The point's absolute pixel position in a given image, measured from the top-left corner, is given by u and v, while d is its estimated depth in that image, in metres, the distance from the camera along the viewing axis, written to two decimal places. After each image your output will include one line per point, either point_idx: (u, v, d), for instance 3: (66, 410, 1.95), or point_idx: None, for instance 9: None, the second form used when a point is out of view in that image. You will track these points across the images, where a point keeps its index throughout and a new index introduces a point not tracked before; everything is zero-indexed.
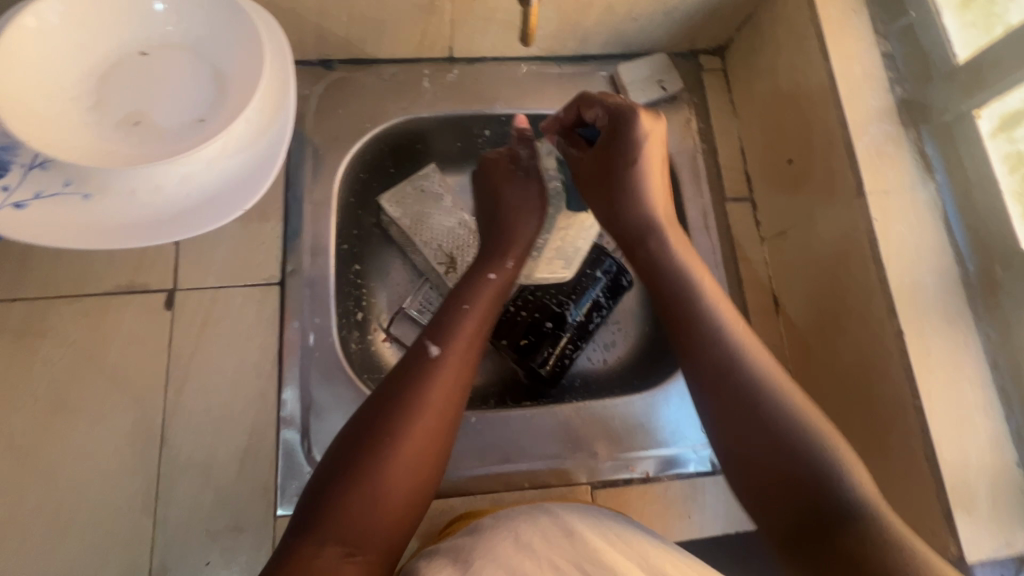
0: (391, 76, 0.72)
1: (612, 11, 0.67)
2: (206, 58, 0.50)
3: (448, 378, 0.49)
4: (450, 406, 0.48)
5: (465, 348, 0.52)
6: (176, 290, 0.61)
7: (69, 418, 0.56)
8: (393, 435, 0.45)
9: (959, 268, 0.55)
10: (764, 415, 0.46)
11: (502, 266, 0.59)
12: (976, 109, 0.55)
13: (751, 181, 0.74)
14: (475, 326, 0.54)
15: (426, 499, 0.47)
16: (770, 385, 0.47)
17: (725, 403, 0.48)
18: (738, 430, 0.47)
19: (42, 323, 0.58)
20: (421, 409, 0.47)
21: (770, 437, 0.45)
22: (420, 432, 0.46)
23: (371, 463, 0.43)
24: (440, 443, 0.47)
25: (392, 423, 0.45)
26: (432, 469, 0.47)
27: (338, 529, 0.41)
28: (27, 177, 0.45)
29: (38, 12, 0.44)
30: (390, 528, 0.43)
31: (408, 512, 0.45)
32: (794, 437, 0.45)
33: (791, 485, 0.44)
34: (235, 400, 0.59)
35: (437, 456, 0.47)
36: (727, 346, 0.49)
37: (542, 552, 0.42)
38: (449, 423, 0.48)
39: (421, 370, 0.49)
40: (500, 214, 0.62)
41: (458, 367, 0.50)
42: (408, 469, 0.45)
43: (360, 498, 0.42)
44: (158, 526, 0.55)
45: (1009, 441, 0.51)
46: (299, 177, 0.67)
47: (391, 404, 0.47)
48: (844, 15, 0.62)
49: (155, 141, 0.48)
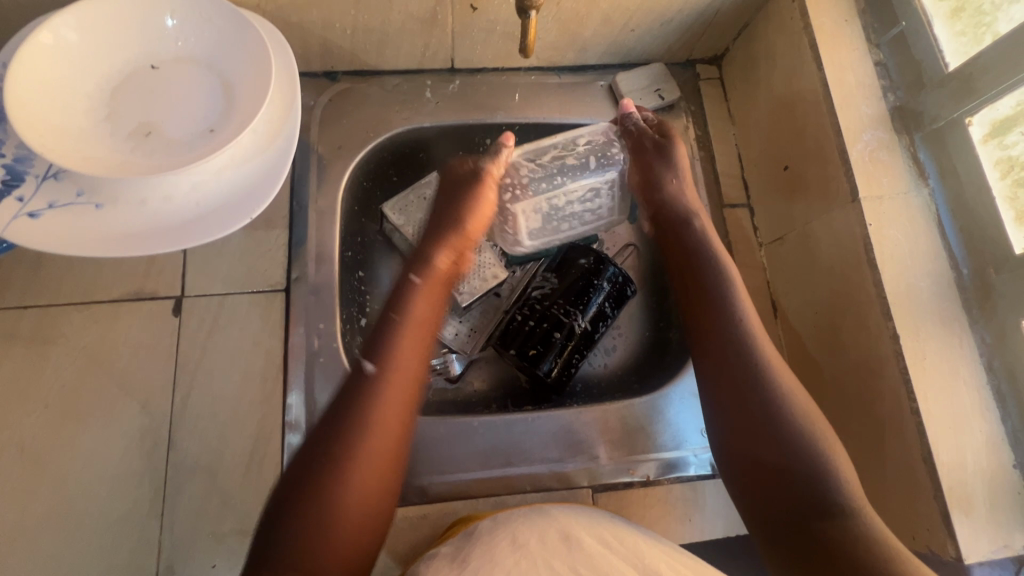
0: (394, 87, 0.73)
1: (609, 22, 0.69)
2: (214, 72, 0.52)
3: (387, 391, 0.49)
4: (392, 423, 0.49)
5: (401, 357, 0.52)
6: (184, 296, 0.62)
7: (78, 422, 0.57)
8: (335, 460, 0.45)
9: (952, 272, 0.56)
10: (764, 403, 0.51)
11: (434, 268, 0.60)
12: (967, 116, 0.56)
13: (749, 187, 0.75)
14: (415, 334, 0.54)
15: (382, 520, 0.47)
16: (773, 379, 0.52)
17: (722, 396, 0.53)
18: (737, 410, 0.52)
19: (53, 329, 0.60)
20: (362, 429, 0.47)
21: (768, 428, 0.50)
22: (366, 455, 0.46)
23: (316, 493, 0.44)
24: (388, 460, 0.48)
25: (332, 451, 0.46)
26: (381, 489, 0.47)
27: (296, 561, 0.42)
28: (40, 187, 0.47)
29: (54, 29, 0.46)
30: (348, 550, 0.44)
31: (364, 534, 0.45)
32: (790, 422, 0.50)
33: (785, 472, 0.48)
34: (240, 405, 0.60)
35: (387, 473, 0.48)
36: (735, 329, 0.55)
37: (538, 554, 0.42)
38: (394, 440, 0.49)
39: (361, 389, 0.49)
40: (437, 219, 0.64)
41: (401, 375, 0.51)
42: (355, 491, 0.45)
43: (313, 525, 0.43)
44: (165, 528, 0.56)
45: (1003, 442, 0.52)
46: (305, 186, 0.68)
47: (333, 428, 0.47)
48: (837, 25, 0.63)
49: (164, 151, 0.49)
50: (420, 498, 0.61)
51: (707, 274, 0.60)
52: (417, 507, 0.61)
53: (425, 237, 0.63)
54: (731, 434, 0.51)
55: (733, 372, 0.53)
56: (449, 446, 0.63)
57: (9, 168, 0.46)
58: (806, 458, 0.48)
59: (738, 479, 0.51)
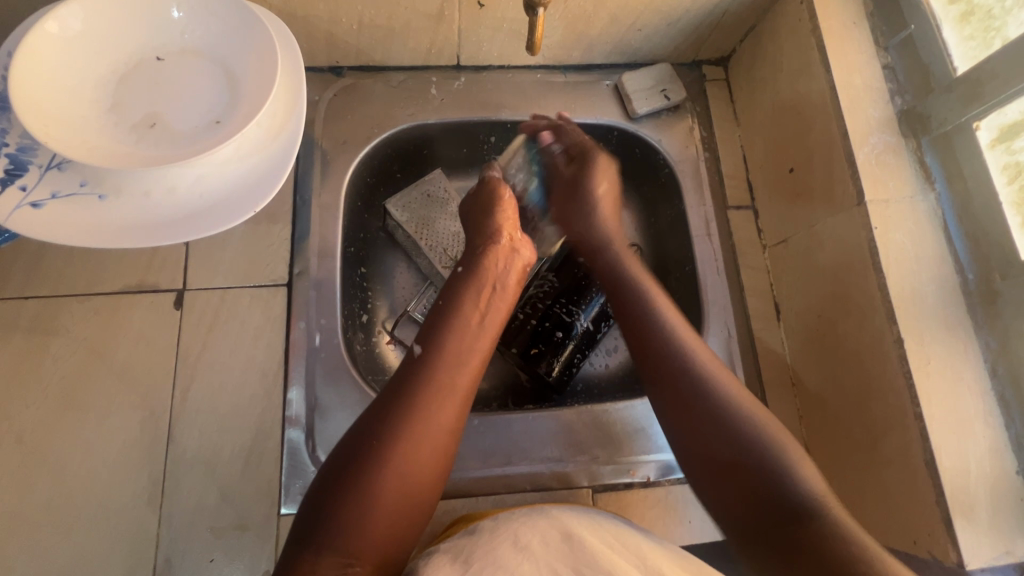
0: (400, 83, 0.73)
1: (616, 21, 0.69)
2: (221, 64, 0.51)
3: (440, 381, 0.49)
4: (445, 415, 0.48)
5: (454, 352, 0.52)
6: (185, 290, 0.62)
7: (77, 415, 0.57)
8: (383, 444, 0.46)
9: (958, 277, 0.55)
10: (688, 394, 0.51)
11: (480, 261, 0.59)
12: (975, 121, 0.55)
13: (753, 190, 0.75)
14: (468, 329, 0.54)
15: (426, 507, 0.47)
16: (707, 371, 0.52)
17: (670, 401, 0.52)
18: (670, 400, 0.52)
19: (53, 320, 0.59)
20: (414, 416, 0.47)
21: (700, 418, 0.50)
22: (414, 442, 0.46)
23: (362, 474, 0.44)
24: (440, 450, 0.48)
25: (382, 436, 0.46)
26: (429, 476, 0.47)
27: (333, 542, 0.42)
28: (44, 177, 0.46)
29: (60, 19, 0.46)
30: (384, 537, 0.44)
31: (406, 520, 0.45)
32: (727, 408, 0.49)
33: (743, 468, 0.47)
34: (240, 399, 0.60)
35: (434, 464, 0.47)
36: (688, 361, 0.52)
37: (541, 556, 0.42)
38: (445, 433, 0.48)
39: (411, 376, 0.50)
40: (475, 215, 0.64)
41: (451, 369, 0.51)
42: (399, 475, 0.45)
43: (356, 508, 0.43)
44: (163, 521, 0.56)
45: (1007, 449, 0.52)
46: (308, 181, 0.68)
47: (385, 410, 0.47)
48: (845, 28, 0.63)
49: (169, 142, 0.49)
50: None
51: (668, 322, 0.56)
52: None
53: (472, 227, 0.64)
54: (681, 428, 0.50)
55: (675, 379, 0.52)
56: None
57: (12, 157, 0.46)
58: (751, 448, 0.47)
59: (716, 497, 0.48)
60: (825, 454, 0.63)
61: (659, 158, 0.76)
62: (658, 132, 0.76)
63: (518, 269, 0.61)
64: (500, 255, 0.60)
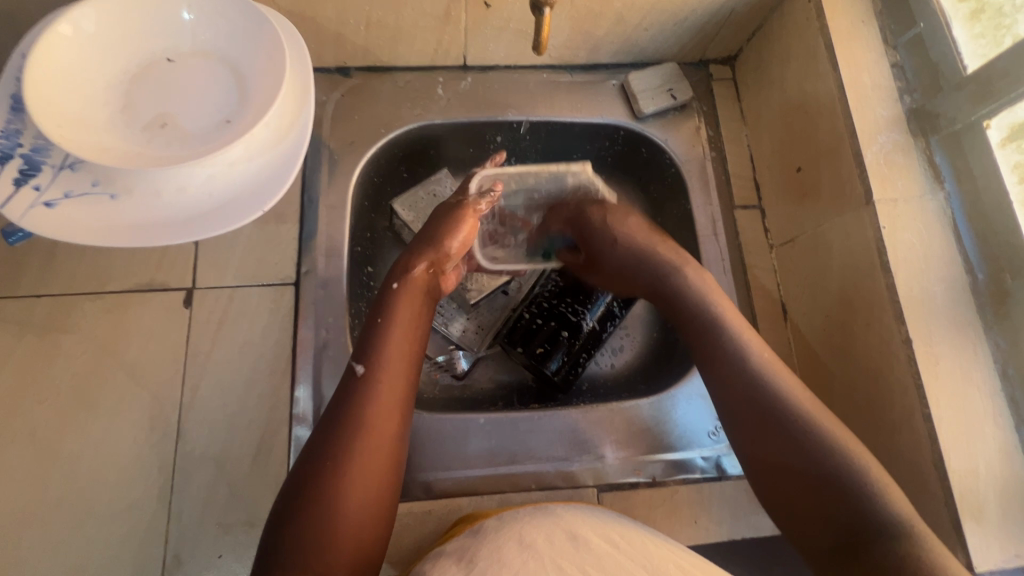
0: (406, 83, 0.73)
1: (623, 20, 0.69)
2: (231, 65, 0.52)
3: (376, 396, 0.47)
4: (389, 426, 0.47)
5: (393, 360, 0.50)
6: (195, 288, 0.63)
7: (89, 411, 0.58)
8: (331, 463, 0.44)
9: (968, 277, 0.55)
10: (761, 402, 0.50)
11: (413, 273, 0.57)
12: (986, 119, 0.55)
13: (760, 189, 0.75)
14: (402, 339, 0.52)
15: (384, 525, 0.45)
16: (777, 385, 0.50)
17: (745, 417, 0.50)
18: (753, 411, 0.50)
19: (65, 318, 0.60)
20: (356, 429, 0.45)
21: (768, 427, 0.49)
22: (362, 456, 0.45)
23: (314, 496, 0.42)
24: (385, 459, 0.46)
25: (331, 455, 0.44)
26: (383, 494, 0.45)
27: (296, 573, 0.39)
28: (57, 177, 0.47)
29: (73, 21, 0.47)
30: (348, 561, 0.42)
31: (365, 541, 0.43)
32: (779, 403, 0.49)
33: (801, 467, 0.47)
34: (249, 397, 0.60)
35: (383, 476, 0.45)
36: (775, 399, 0.50)
37: (545, 552, 0.42)
38: (392, 442, 0.47)
39: (353, 396, 0.47)
40: (423, 230, 0.60)
41: (391, 384, 0.49)
42: (352, 495, 0.43)
43: (313, 532, 0.41)
44: (173, 517, 0.56)
45: (1016, 449, 0.51)
46: (316, 180, 0.69)
47: (326, 431, 0.46)
48: (853, 26, 0.63)
49: (179, 143, 0.50)
50: (424, 494, 0.61)
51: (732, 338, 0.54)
52: (423, 503, 0.60)
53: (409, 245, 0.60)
54: (754, 432, 0.50)
55: (747, 388, 0.51)
56: (457, 442, 0.63)
57: (26, 157, 0.47)
58: (817, 448, 0.47)
59: (799, 514, 0.47)
60: None
61: (665, 157, 0.76)
62: (665, 132, 0.76)
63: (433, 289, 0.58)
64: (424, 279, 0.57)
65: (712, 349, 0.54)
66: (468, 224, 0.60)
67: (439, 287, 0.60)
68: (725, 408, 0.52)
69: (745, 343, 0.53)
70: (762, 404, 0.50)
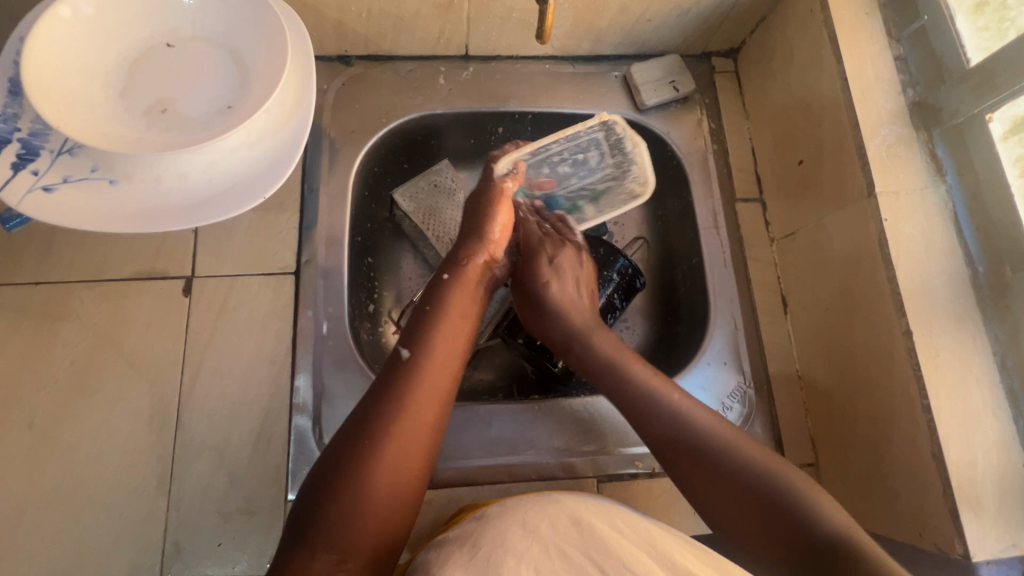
0: (408, 72, 0.73)
1: (626, 10, 0.68)
2: (232, 50, 0.51)
3: (420, 377, 0.48)
4: (432, 408, 0.47)
5: (440, 348, 0.51)
6: (194, 277, 0.62)
7: (87, 398, 0.58)
8: (371, 433, 0.44)
9: (968, 270, 0.55)
10: (684, 426, 0.52)
11: (462, 265, 0.58)
12: (988, 112, 0.55)
13: (761, 182, 0.75)
14: (448, 329, 0.53)
15: (415, 503, 0.45)
16: (673, 405, 0.53)
17: (670, 445, 0.52)
18: (663, 442, 0.52)
19: (63, 306, 0.60)
20: (399, 404, 0.46)
21: (692, 455, 0.50)
22: (402, 431, 0.45)
23: (353, 463, 0.43)
24: (424, 439, 0.46)
25: (373, 426, 0.45)
26: (418, 473, 0.45)
27: (326, 534, 0.40)
28: (56, 162, 0.47)
29: (72, 4, 0.46)
30: (377, 532, 0.42)
31: (396, 514, 0.43)
32: (696, 432, 0.51)
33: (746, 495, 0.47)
34: (248, 385, 0.60)
35: (421, 456, 0.46)
36: (676, 415, 0.52)
37: (549, 538, 0.43)
38: (435, 422, 0.47)
39: (396, 379, 0.48)
40: (464, 222, 0.62)
41: (433, 371, 0.49)
42: (389, 468, 0.43)
43: (347, 498, 0.42)
44: (172, 504, 0.56)
45: (1015, 441, 0.51)
46: (316, 169, 0.68)
47: (371, 403, 0.46)
48: (857, 18, 0.63)
49: (180, 128, 0.49)
50: (425, 483, 0.61)
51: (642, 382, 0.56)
52: (423, 492, 0.60)
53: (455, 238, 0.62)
54: (669, 451, 0.51)
55: (658, 410, 0.53)
56: (456, 433, 0.63)
57: (25, 142, 0.46)
58: (727, 457, 0.49)
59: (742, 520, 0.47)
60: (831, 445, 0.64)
61: (667, 150, 0.76)
62: (666, 124, 0.76)
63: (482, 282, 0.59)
64: (473, 272, 0.59)
65: (618, 376, 0.57)
66: (506, 207, 0.61)
67: (488, 279, 0.60)
68: (648, 442, 0.53)
69: (653, 385, 0.55)
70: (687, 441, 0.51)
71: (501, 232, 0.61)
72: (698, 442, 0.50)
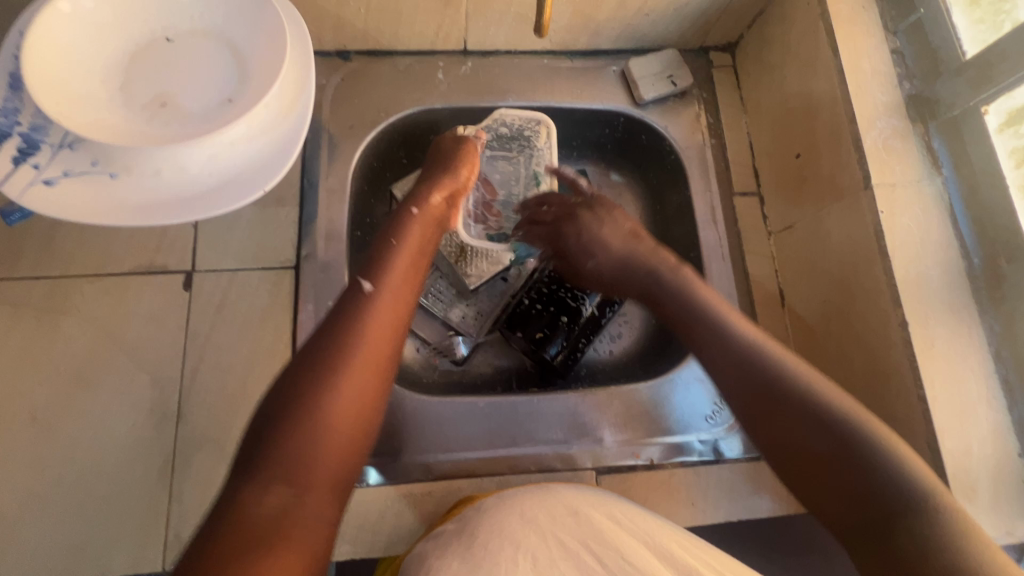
0: (407, 67, 0.73)
1: (624, 5, 0.69)
2: (230, 45, 0.52)
3: (376, 306, 0.46)
4: (391, 339, 0.45)
5: (399, 280, 0.49)
6: (194, 271, 0.63)
7: (88, 392, 0.58)
8: (327, 365, 0.42)
9: (964, 261, 0.55)
10: (750, 367, 0.46)
11: (426, 203, 0.58)
12: (984, 104, 0.55)
13: (759, 176, 0.75)
14: (409, 261, 0.52)
15: (371, 436, 0.43)
16: (759, 351, 0.47)
17: (742, 398, 0.46)
18: (736, 379, 0.47)
19: (64, 301, 0.60)
20: (355, 334, 0.44)
21: (767, 391, 0.45)
22: (360, 362, 0.43)
23: (307, 394, 0.40)
24: (379, 373, 0.44)
25: (329, 357, 0.42)
26: (374, 405, 0.43)
27: (279, 468, 0.38)
28: (56, 156, 0.47)
29: None
30: (334, 466, 0.40)
31: (353, 447, 0.41)
32: (780, 376, 0.45)
33: (818, 428, 0.42)
34: (249, 379, 0.61)
35: (377, 389, 0.43)
36: (755, 363, 0.47)
37: (546, 528, 0.44)
38: (392, 356, 0.45)
39: (353, 308, 0.45)
40: (426, 175, 0.62)
41: (391, 303, 0.47)
42: (345, 403, 0.41)
43: (299, 432, 0.39)
44: (174, 496, 0.57)
45: (1009, 431, 0.52)
46: (315, 164, 0.68)
47: (326, 334, 0.44)
48: (853, 12, 0.63)
49: (179, 122, 0.50)
50: (423, 476, 0.62)
51: (737, 339, 0.48)
52: (422, 484, 0.61)
53: (420, 180, 0.62)
54: (751, 407, 0.46)
55: (727, 353, 0.48)
56: (455, 425, 0.64)
57: (25, 136, 0.46)
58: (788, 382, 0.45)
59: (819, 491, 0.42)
60: None
61: (665, 144, 0.77)
62: (664, 118, 0.76)
63: (448, 218, 0.59)
64: (439, 211, 0.58)
65: (703, 319, 0.51)
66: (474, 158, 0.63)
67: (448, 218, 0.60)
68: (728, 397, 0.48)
69: (733, 335, 0.49)
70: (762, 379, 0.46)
71: (466, 176, 0.62)
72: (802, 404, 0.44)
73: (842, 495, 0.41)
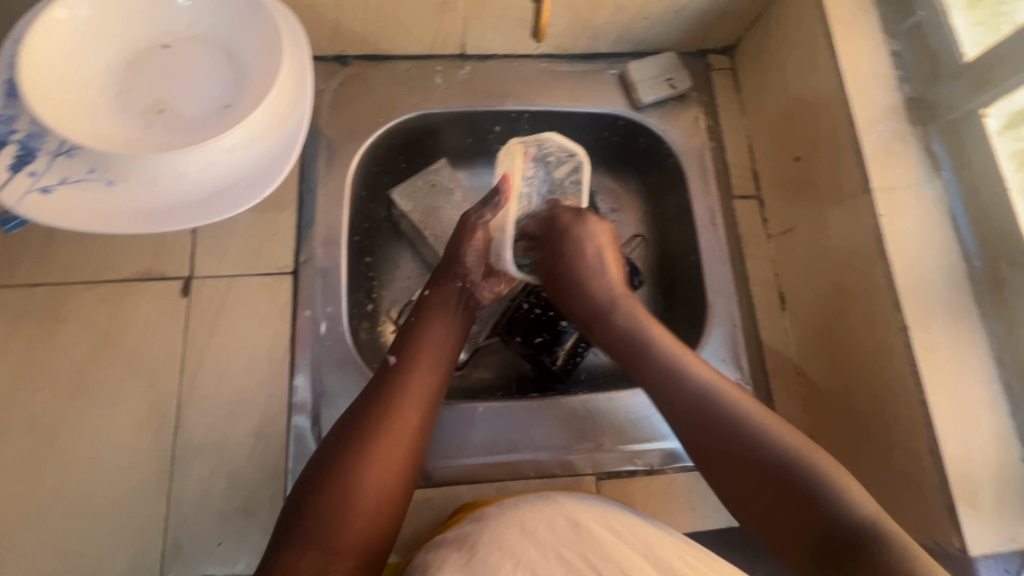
0: (405, 72, 0.73)
1: (622, 8, 0.68)
2: (228, 51, 0.52)
3: (401, 385, 0.52)
4: (417, 415, 0.51)
5: (424, 359, 0.55)
6: (193, 277, 0.63)
7: (87, 399, 0.58)
8: (359, 439, 0.48)
9: (964, 265, 0.55)
10: (707, 409, 0.48)
11: (446, 281, 0.63)
12: (983, 108, 0.55)
13: (758, 179, 0.75)
14: (435, 343, 0.57)
15: (402, 505, 0.48)
16: (716, 391, 0.49)
17: (702, 446, 0.48)
18: (690, 426, 0.49)
19: (62, 307, 0.60)
20: (384, 411, 0.50)
21: (714, 434, 0.47)
22: (389, 436, 0.48)
23: (343, 466, 0.46)
24: (407, 444, 0.49)
25: (360, 429, 0.48)
26: (405, 474, 0.48)
27: (314, 534, 0.43)
28: (53, 163, 0.47)
29: (67, 7, 0.46)
30: (366, 531, 0.45)
31: (384, 513, 0.46)
32: (712, 403, 0.49)
33: (748, 469, 0.46)
34: (248, 385, 0.60)
35: (406, 460, 0.49)
36: (704, 394, 0.49)
37: (547, 540, 0.43)
38: (419, 429, 0.51)
39: (382, 385, 0.52)
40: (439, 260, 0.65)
41: (416, 380, 0.53)
42: (377, 471, 0.47)
43: (333, 499, 0.45)
44: (172, 503, 0.56)
45: (1013, 435, 0.51)
46: (313, 169, 0.68)
47: (359, 411, 0.50)
48: (852, 14, 0.63)
49: (176, 129, 0.49)
50: (423, 481, 0.62)
51: (691, 379, 0.51)
52: (422, 490, 0.61)
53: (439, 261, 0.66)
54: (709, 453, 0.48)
55: (684, 396, 0.50)
56: (456, 431, 0.63)
57: (22, 143, 0.46)
58: (742, 428, 0.47)
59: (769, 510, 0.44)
60: (830, 442, 0.63)
61: (664, 147, 0.76)
62: (663, 122, 0.76)
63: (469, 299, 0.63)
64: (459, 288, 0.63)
65: (666, 363, 0.52)
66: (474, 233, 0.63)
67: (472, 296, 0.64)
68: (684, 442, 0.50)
69: (684, 363, 0.52)
70: (718, 423, 0.48)
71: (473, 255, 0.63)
72: (746, 438, 0.46)
73: (802, 522, 0.43)
